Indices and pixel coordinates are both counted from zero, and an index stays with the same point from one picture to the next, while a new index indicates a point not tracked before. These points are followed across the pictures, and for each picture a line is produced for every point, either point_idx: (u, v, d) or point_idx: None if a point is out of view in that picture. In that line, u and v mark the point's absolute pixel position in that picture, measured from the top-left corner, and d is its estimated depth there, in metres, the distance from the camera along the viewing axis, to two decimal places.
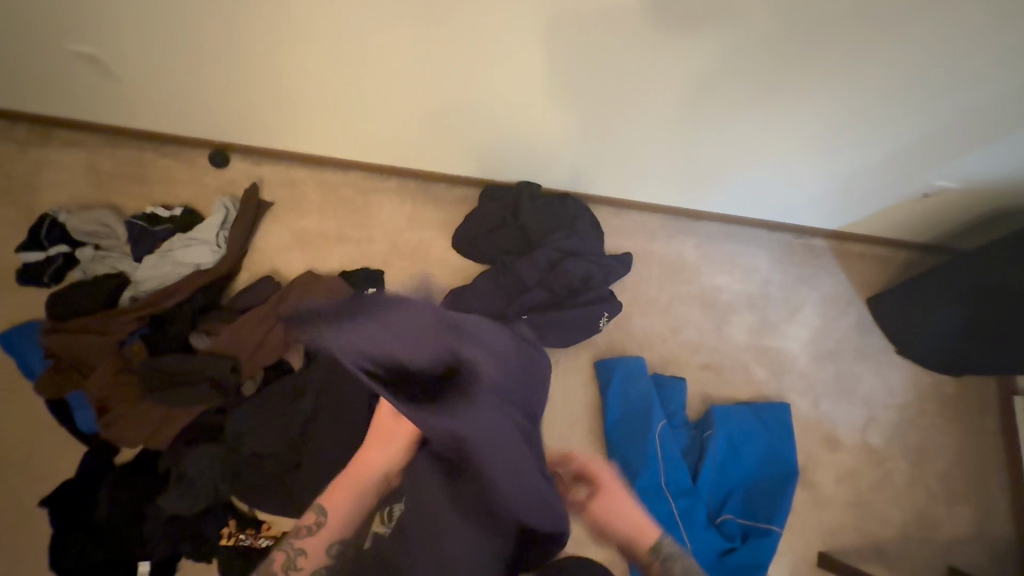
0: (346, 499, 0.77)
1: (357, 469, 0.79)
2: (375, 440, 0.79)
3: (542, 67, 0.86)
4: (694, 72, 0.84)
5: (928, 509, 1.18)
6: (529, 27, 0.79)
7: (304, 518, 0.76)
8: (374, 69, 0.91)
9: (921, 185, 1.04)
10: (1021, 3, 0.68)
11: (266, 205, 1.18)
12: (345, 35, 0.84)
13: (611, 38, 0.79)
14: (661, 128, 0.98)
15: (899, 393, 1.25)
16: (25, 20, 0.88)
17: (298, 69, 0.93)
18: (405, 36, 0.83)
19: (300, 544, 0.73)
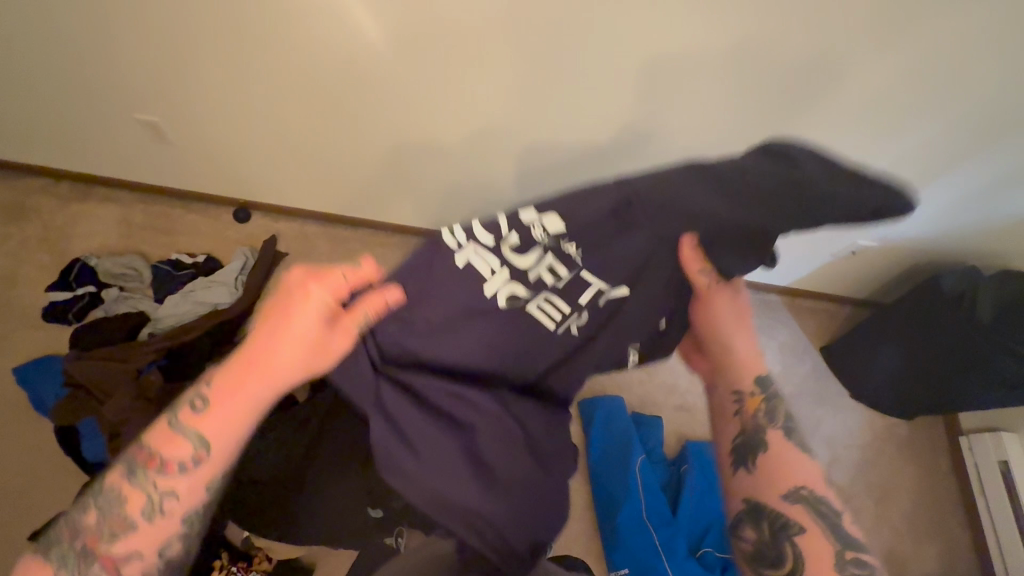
0: (248, 419, 0.51)
1: (264, 381, 0.51)
2: (296, 346, 0.51)
3: (530, 154, 1.03)
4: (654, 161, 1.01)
5: (896, 547, 1.25)
6: (520, 124, 0.96)
7: (165, 450, 0.50)
8: (390, 148, 1.08)
9: (850, 244, 1.24)
10: (902, 114, 0.88)
11: (281, 255, 1.31)
12: (372, 121, 1.01)
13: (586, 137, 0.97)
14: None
15: (858, 434, 1.35)
16: (100, 96, 1.05)
17: (328, 145, 1.09)
18: (418, 123, 1.00)
19: (164, 484, 0.50)
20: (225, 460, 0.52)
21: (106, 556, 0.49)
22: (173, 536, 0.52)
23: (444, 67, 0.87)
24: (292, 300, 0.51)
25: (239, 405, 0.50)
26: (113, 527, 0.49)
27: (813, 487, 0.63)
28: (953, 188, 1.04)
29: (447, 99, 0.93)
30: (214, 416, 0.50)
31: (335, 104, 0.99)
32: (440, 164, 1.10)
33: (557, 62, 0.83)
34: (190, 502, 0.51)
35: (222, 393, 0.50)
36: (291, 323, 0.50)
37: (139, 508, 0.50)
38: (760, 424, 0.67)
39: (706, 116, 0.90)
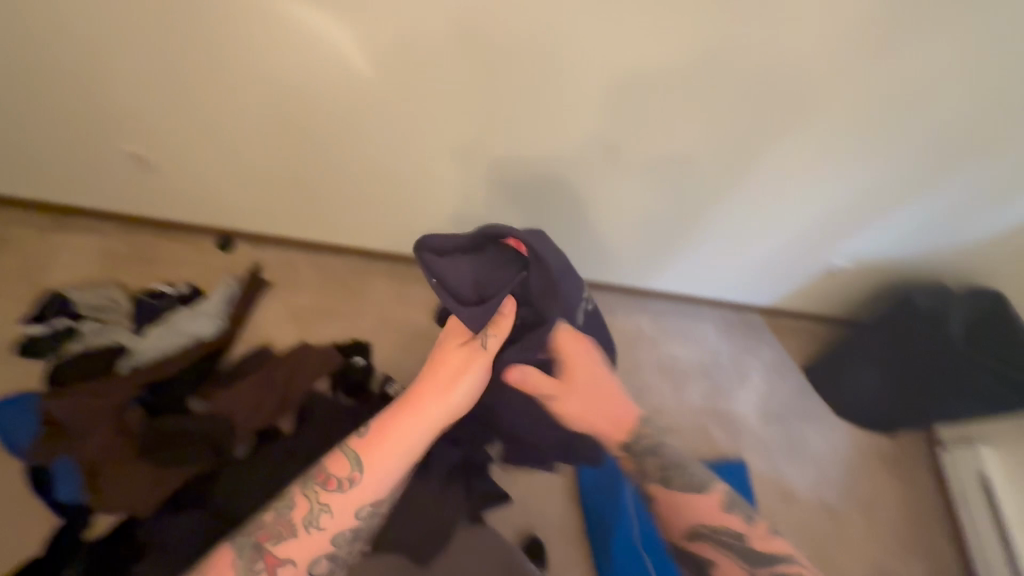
0: (390, 462, 0.69)
1: (408, 424, 0.71)
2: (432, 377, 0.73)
3: (515, 178, 1.05)
4: (637, 183, 1.04)
5: (886, 563, 1.26)
6: (504, 149, 0.99)
7: (333, 471, 0.69)
8: (378, 174, 1.09)
9: (824, 264, 1.28)
10: (867, 141, 0.93)
11: (266, 284, 1.30)
12: (362, 147, 1.02)
13: (570, 158, 0.99)
14: (616, 224, 1.17)
15: (842, 450, 1.38)
16: (83, 127, 1.05)
17: (315, 173, 1.10)
18: (406, 147, 1.01)
19: (324, 498, 0.68)
20: (373, 495, 0.69)
21: (271, 555, 0.66)
22: (321, 552, 0.68)
23: (429, 93, 0.89)
24: (455, 364, 0.73)
25: (387, 444, 0.70)
26: (279, 533, 0.67)
27: (707, 522, 0.77)
28: (922, 207, 1.08)
29: (432, 124, 0.95)
30: (383, 446, 0.70)
31: (323, 131, 1.00)
32: (426, 190, 1.11)
33: (541, 88, 0.85)
34: (337, 519, 0.68)
35: (390, 433, 0.70)
36: (455, 386, 0.73)
37: (304, 517, 0.68)
38: (642, 480, 0.82)
39: (686, 138, 0.93)
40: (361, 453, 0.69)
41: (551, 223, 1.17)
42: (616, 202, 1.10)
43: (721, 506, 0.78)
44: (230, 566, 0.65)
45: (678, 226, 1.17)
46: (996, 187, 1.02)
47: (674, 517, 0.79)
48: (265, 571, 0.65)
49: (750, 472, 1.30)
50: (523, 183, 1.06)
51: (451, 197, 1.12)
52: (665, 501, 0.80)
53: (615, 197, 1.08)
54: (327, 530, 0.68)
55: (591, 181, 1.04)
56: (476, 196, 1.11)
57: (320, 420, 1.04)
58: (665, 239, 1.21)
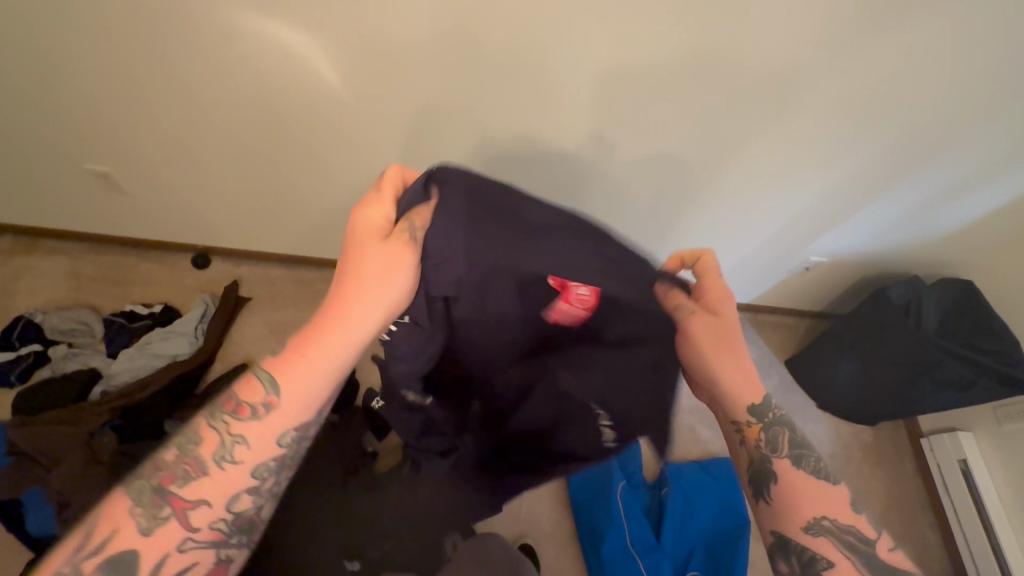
0: (316, 371, 0.52)
1: (331, 328, 0.51)
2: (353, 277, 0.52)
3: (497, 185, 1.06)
4: (617, 186, 1.05)
5: None
6: (485, 158, 0.99)
7: (242, 394, 0.51)
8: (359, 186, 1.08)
9: (803, 260, 1.31)
10: (840, 142, 0.94)
11: (243, 299, 1.28)
12: (341, 160, 1.02)
13: (550, 165, 1.00)
14: (597, 225, 1.17)
15: (828, 444, 1.39)
16: (47, 147, 1.02)
17: (292, 187, 1.09)
18: (387, 159, 1.00)
19: (237, 429, 0.51)
20: (300, 423, 0.53)
21: (178, 499, 0.49)
22: (242, 488, 0.52)
23: (404, 104, 0.88)
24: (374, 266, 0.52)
25: (309, 353, 0.51)
26: (186, 472, 0.50)
27: (834, 517, 0.61)
28: (895, 203, 1.10)
29: (409, 133, 0.94)
30: (294, 367, 0.51)
31: (300, 145, 0.98)
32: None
33: (518, 95, 0.85)
34: (258, 451, 0.52)
35: (302, 358, 0.51)
36: (378, 299, 0.53)
37: (214, 454, 0.50)
38: (762, 455, 0.64)
39: (664, 140, 0.93)
40: (271, 374, 0.51)
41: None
42: (597, 205, 1.11)
43: (850, 504, 0.62)
44: (125, 520, 0.47)
45: (659, 228, 1.18)
46: (964, 181, 1.05)
47: (789, 501, 0.62)
48: (171, 522, 0.49)
49: None
50: (504, 188, 1.06)
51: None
52: (784, 485, 0.63)
53: (596, 201, 1.09)
54: (246, 463, 0.51)
55: (572, 186, 1.05)
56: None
57: None
58: (646, 240, 1.22)
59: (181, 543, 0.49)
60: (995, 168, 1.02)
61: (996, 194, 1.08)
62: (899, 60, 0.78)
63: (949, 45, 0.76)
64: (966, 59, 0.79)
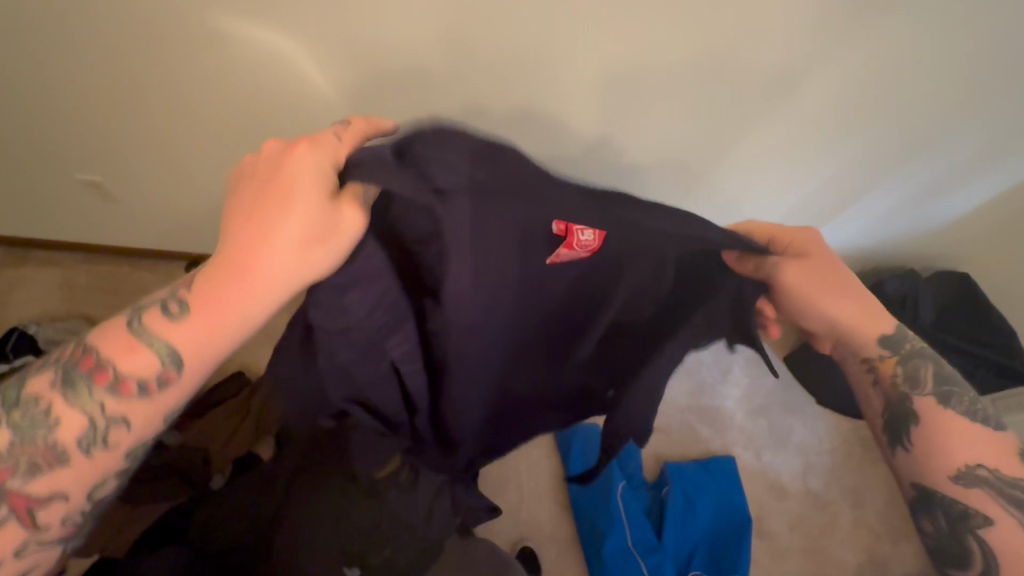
0: (219, 311, 0.45)
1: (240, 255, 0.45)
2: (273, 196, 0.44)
3: None
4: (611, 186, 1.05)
5: (876, 549, 1.27)
6: None
7: (140, 333, 0.46)
8: None
9: None
10: (834, 134, 0.94)
11: None
12: None
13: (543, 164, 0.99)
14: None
15: (828, 439, 1.37)
16: (38, 157, 1.01)
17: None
18: None
19: (115, 408, 0.46)
20: (218, 351, 0.47)
21: (21, 494, 0.45)
22: (114, 473, 0.48)
23: (393, 107, 0.88)
24: (290, 178, 0.44)
25: (215, 287, 0.45)
26: (38, 461, 0.44)
27: (995, 468, 0.58)
28: (891, 194, 1.10)
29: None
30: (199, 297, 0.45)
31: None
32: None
33: (509, 96, 0.84)
34: (138, 432, 0.47)
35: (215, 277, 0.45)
36: (278, 217, 0.44)
37: (76, 439, 0.45)
38: (902, 392, 0.62)
39: (656, 138, 0.93)
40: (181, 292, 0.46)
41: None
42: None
43: (1012, 453, 0.59)
44: None
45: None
46: (955, 173, 1.05)
47: (937, 455, 0.60)
48: (10, 523, 0.45)
49: (738, 467, 1.30)
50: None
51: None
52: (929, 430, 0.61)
53: None
54: (122, 446, 0.47)
55: None
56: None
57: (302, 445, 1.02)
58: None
59: (22, 546, 0.46)
60: (986, 159, 1.02)
61: (989, 184, 1.08)
62: (891, 51, 0.78)
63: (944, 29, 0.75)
64: (962, 45, 0.78)
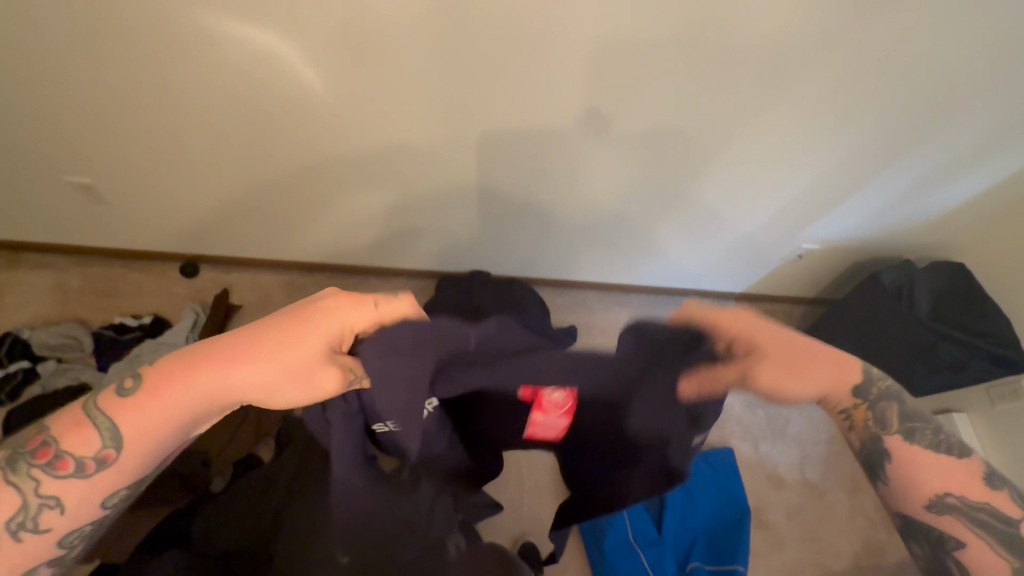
0: (163, 412, 0.47)
1: (218, 365, 0.47)
2: (281, 334, 0.47)
3: (482, 184, 1.06)
4: (609, 180, 1.05)
5: (871, 536, 1.29)
6: (468, 156, 0.99)
7: (70, 448, 0.47)
8: (348, 186, 1.06)
9: (796, 248, 1.31)
10: (832, 125, 0.93)
11: (234, 308, 1.27)
12: (329, 163, 1.00)
13: (539, 158, 0.99)
14: (590, 215, 1.16)
15: (825, 429, 1.38)
16: (28, 161, 1.00)
17: (278, 191, 1.08)
18: (373, 158, 0.99)
19: (52, 486, 0.47)
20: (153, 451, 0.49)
21: None
22: (46, 557, 0.50)
23: (388, 99, 0.86)
24: (308, 324, 0.48)
25: (176, 385, 0.47)
26: None
27: (962, 493, 0.57)
28: (888, 184, 1.10)
29: (394, 128, 0.92)
30: (159, 390, 0.47)
31: (285, 149, 0.97)
32: (394, 198, 1.10)
33: (506, 88, 0.84)
34: (70, 517, 0.49)
35: (179, 360, 0.47)
36: (285, 347, 0.47)
37: (8, 519, 0.46)
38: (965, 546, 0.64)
39: (654, 128, 0.92)
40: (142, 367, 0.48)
41: (524, 215, 1.16)
42: (588, 192, 1.09)
43: None
44: None
45: (651, 218, 1.18)
46: (952, 164, 1.05)
47: None
48: None
49: (736, 458, 1.31)
50: (493, 179, 1.05)
51: (420, 202, 1.11)
52: None
53: (588, 191, 1.08)
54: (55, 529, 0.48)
55: (563, 176, 1.04)
56: (447, 195, 1.09)
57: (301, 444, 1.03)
58: (638, 227, 1.21)
59: None
60: (982, 149, 1.02)
61: (984, 175, 1.09)
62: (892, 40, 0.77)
63: (946, 18, 0.75)
64: (963, 34, 0.77)
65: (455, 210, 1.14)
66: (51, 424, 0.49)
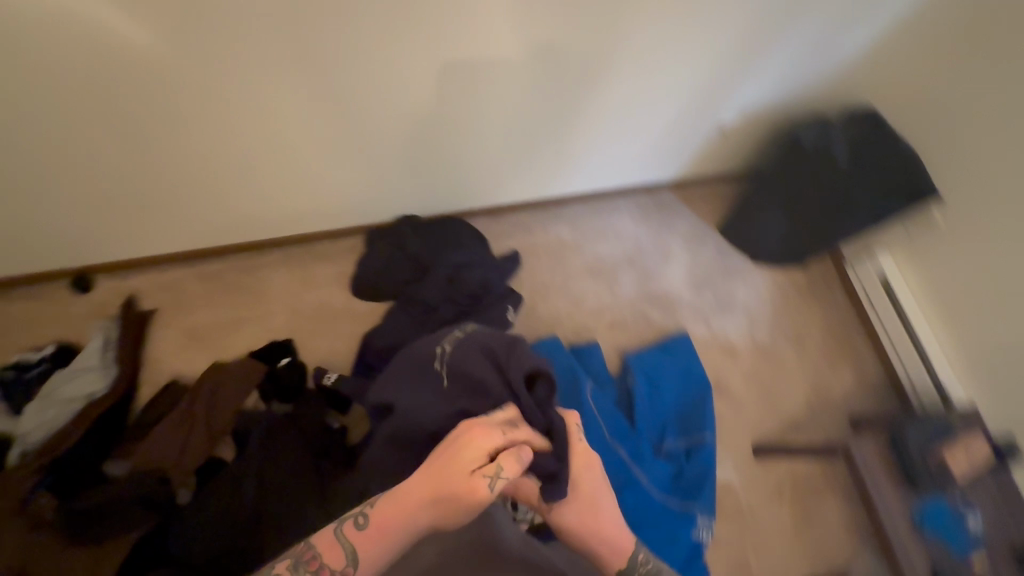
0: (382, 549, 0.63)
1: (398, 511, 0.62)
2: (436, 489, 0.62)
3: (382, 106, 0.97)
4: (512, 74, 0.98)
5: (820, 379, 1.40)
6: (358, 73, 0.90)
7: (329, 558, 0.63)
8: (233, 136, 0.95)
9: (715, 124, 1.29)
10: None
11: (149, 313, 1.16)
12: (205, 113, 0.89)
13: (435, 62, 0.91)
14: (505, 127, 1.10)
15: (766, 294, 1.46)
16: None
17: (155, 163, 0.96)
18: (252, 94, 0.89)
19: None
20: (384, 556, 0.63)
21: None
22: None
23: (235, 11, 0.76)
24: (457, 457, 0.62)
25: (386, 520, 0.63)
26: None
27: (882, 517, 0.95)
28: (792, 35, 1.08)
29: (259, 52, 0.82)
30: (373, 543, 0.62)
31: (143, 107, 0.86)
32: (285, 145, 1.00)
33: None
34: None
35: (386, 506, 0.63)
36: (452, 472, 0.61)
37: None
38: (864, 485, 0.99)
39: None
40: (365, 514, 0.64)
41: (433, 138, 1.08)
42: (494, 97, 1.02)
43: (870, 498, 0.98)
44: None
45: (567, 118, 1.13)
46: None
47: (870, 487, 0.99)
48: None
49: (693, 340, 1.37)
50: (386, 99, 0.96)
51: (320, 142, 1.01)
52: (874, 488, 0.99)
53: (498, 94, 1.02)
54: None
55: (465, 80, 0.97)
56: (344, 130, 1.00)
57: (261, 435, 0.99)
58: (558, 132, 1.16)
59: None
60: None
61: (880, 8, 1.09)
62: None
63: None
64: None
65: (357, 149, 1.05)
66: (320, 544, 0.64)
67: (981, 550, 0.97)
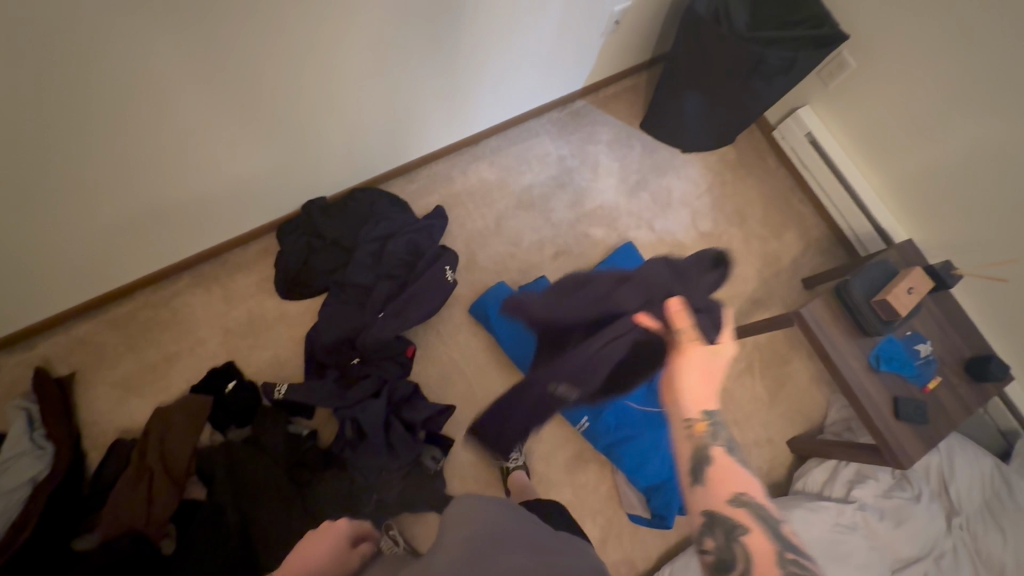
0: None
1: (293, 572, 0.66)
2: (330, 548, 0.72)
3: (243, 98, 0.85)
4: (378, 24, 0.86)
5: (768, 250, 1.42)
6: (200, 70, 0.77)
7: None
8: (86, 179, 0.82)
9: (610, 16, 1.20)
10: None
11: (68, 378, 1.07)
12: (38, 165, 0.76)
13: (284, 35, 0.79)
14: (402, 80, 1.01)
15: (701, 181, 1.44)
16: None
17: (25, 224, 0.83)
18: (88, 132, 0.75)
19: None
20: None
21: None
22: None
23: (55, 44, 0.63)
24: (332, 527, 0.76)
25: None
26: None
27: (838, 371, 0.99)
28: None
29: (82, 82, 0.69)
30: None
31: None
32: (172, 161, 0.88)
33: None
34: None
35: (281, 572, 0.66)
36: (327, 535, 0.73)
37: None
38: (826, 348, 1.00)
39: None
40: None
41: (324, 113, 0.98)
42: (388, 49, 0.92)
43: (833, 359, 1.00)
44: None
45: (465, 51, 1.03)
46: None
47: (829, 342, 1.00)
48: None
49: (640, 246, 1.36)
50: (254, 88, 0.85)
51: (191, 156, 0.90)
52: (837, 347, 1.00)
53: (368, 50, 0.90)
54: None
55: (327, 45, 0.85)
56: (234, 129, 0.90)
57: (228, 465, 0.96)
58: (455, 70, 1.07)
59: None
60: None
61: None
62: None
63: None
64: None
65: (245, 144, 0.94)
66: None
67: (933, 373, 1.03)
